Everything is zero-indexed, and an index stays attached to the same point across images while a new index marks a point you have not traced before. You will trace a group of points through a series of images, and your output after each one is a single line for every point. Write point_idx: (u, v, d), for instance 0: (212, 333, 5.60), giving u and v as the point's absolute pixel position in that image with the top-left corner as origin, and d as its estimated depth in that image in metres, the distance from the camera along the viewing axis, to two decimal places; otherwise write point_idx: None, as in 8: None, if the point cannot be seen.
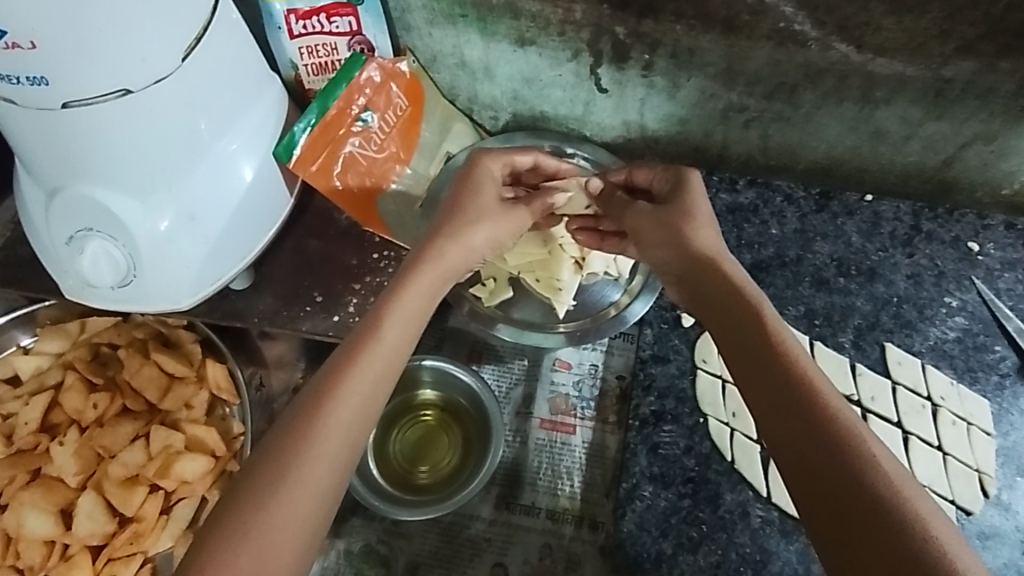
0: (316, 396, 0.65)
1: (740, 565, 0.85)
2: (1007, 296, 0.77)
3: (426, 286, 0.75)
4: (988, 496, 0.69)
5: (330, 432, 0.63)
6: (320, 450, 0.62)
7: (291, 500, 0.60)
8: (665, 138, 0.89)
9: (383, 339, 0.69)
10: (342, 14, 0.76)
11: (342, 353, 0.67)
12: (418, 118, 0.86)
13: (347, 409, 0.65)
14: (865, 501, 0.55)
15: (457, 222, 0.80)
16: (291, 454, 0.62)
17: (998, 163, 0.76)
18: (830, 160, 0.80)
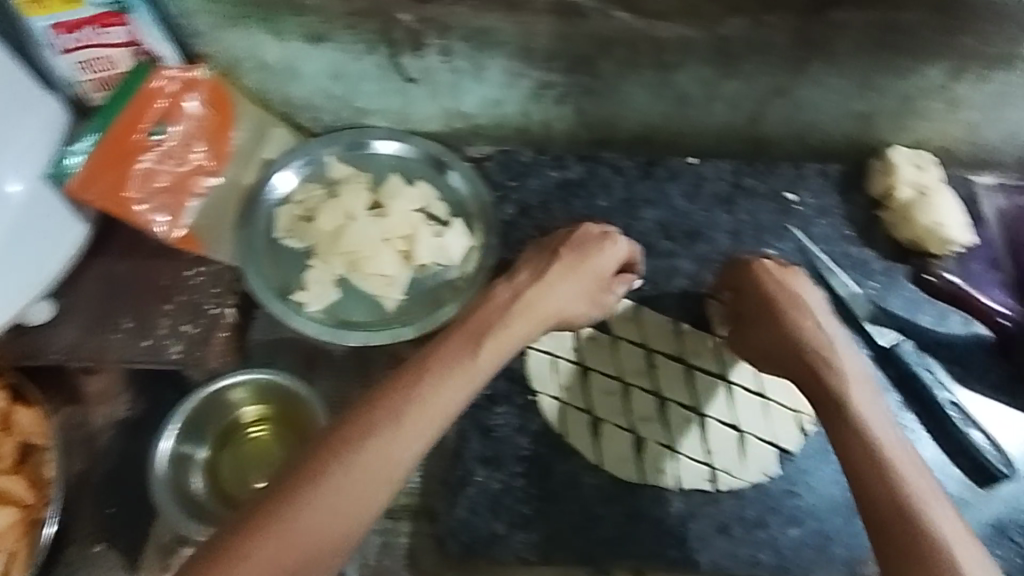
0: (420, 412, 0.50)
1: (571, 536, 0.64)
2: (822, 242, 0.81)
3: (504, 351, 0.55)
4: (808, 436, 0.67)
5: (352, 476, 0.47)
6: (356, 487, 0.46)
7: (297, 534, 0.44)
8: (488, 125, 0.84)
9: (474, 362, 0.53)
10: (116, 24, 0.66)
11: (430, 361, 0.52)
12: (227, 125, 0.75)
13: (401, 436, 0.48)
14: (872, 450, 0.50)
15: (553, 287, 0.60)
16: (304, 484, 0.46)
17: (800, 116, 0.80)
18: (645, 125, 0.82)
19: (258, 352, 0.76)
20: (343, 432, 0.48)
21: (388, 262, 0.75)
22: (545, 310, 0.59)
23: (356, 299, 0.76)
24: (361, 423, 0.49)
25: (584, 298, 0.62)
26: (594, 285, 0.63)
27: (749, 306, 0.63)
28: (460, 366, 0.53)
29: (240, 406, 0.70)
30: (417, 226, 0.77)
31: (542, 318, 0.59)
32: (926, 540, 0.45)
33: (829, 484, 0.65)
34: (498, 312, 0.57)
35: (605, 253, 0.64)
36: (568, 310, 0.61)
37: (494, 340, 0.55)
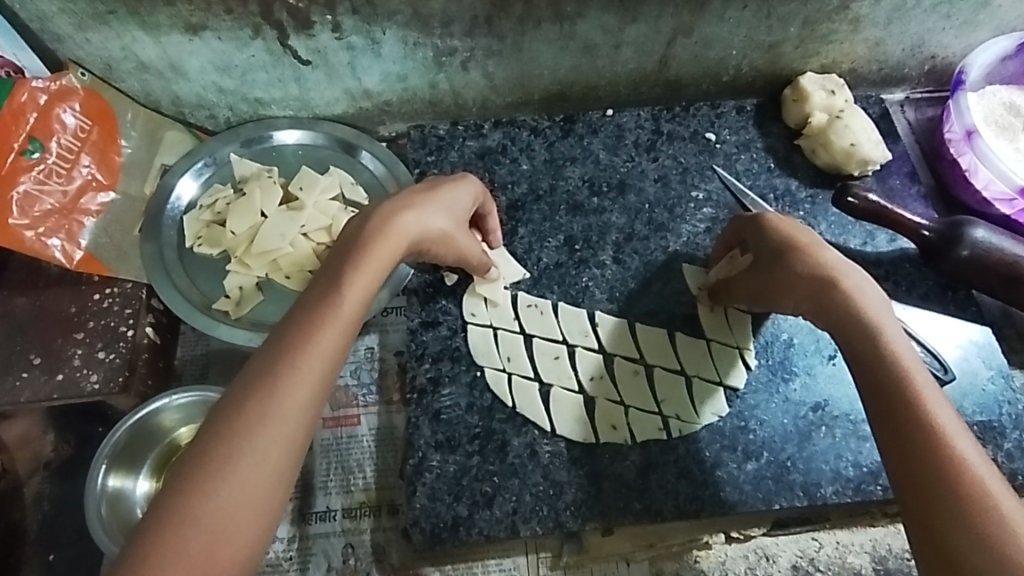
0: (309, 386, 0.44)
1: (536, 507, 0.62)
2: (745, 177, 0.81)
3: (377, 281, 0.50)
4: (752, 369, 0.69)
5: (245, 476, 0.41)
6: (249, 484, 0.41)
7: (190, 552, 0.38)
8: (396, 102, 0.80)
9: (346, 314, 0.47)
10: None
11: (306, 326, 0.46)
12: (113, 135, 0.72)
13: (284, 417, 0.42)
14: (895, 374, 0.48)
15: (410, 206, 0.55)
16: (187, 495, 0.40)
17: (709, 53, 0.79)
18: (557, 81, 0.80)
19: (188, 372, 0.72)
20: (230, 418, 0.42)
21: (309, 255, 0.72)
22: (406, 227, 0.53)
23: (282, 299, 0.72)
24: (245, 417, 0.42)
25: (444, 222, 0.58)
26: (451, 210, 0.59)
27: (756, 237, 0.62)
28: (333, 314, 0.46)
29: (173, 429, 0.67)
30: (336, 216, 0.74)
31: (405, 236, 0.53)
32: (951, 467, 0.43)
33: (779, 415, 0.66)
34: (359, 242, 0.51)
35: (459, 187, 0.61)
36: (427, 229, 0.55)
37: (363, 280, 0.49)
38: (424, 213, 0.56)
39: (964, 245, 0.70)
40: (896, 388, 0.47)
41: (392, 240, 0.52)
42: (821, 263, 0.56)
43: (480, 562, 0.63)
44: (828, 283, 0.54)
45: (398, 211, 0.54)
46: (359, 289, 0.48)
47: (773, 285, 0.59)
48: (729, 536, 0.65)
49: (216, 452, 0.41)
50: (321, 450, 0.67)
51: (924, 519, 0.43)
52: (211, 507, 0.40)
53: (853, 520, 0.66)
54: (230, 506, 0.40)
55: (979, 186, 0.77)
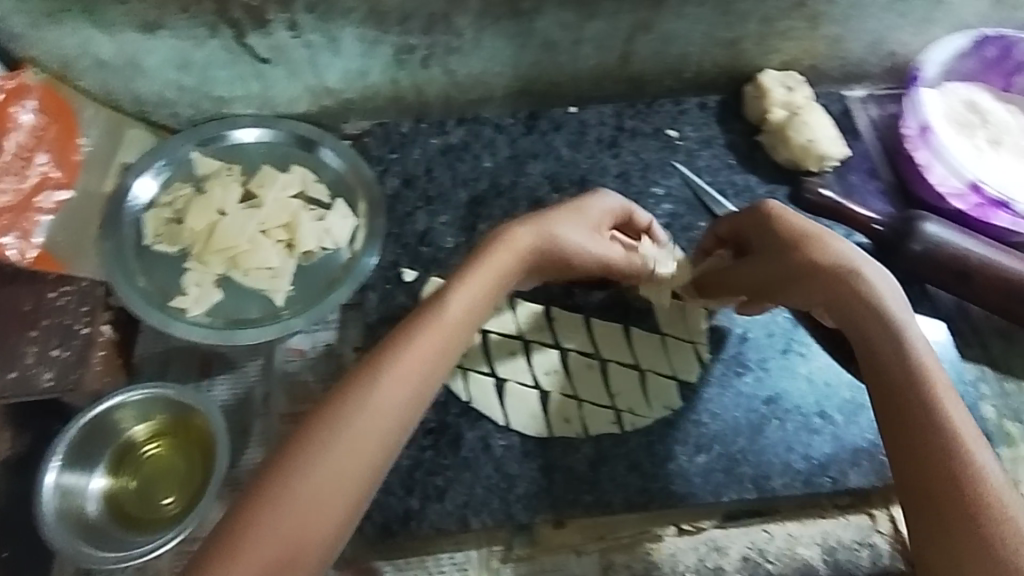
0: (396, 392, 0.51)
1: (487, 499, 0.63)
2: (706, 173, 0.81)
3: (482, 297, 0.57)
4: (707, 363, 0.69)
5: (330, 469, 0.48)
6: (334, 476, 0.48)
7: (280, 531, 0.46)
8: (359, 99, 0.81)
9: (446, 316, 0.55)
10: None
11: (399, 337, 0.53)
12: (71, 134, 0.72)
13: (376, 409, 0.50)
14: (911, 375, 0.49)
15: (523, 222, 0.61)
16: (278, 482, 0.47)
17: (669, 50, 0.80)
18: (520, 79, 0.81)
19: (148, 367, 0.72)
20: (331, 408, 0.50)
21: (269, 252, 0.73)
22: (519, 243, 0.60)
23: (240, 296, 0.72)
24: (336, 416, 0.49)
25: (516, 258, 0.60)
26: (499, 264, 0.58)
27: (762, 231, 0.61)
28: (431, 321, 0.54)
29: (127, 427, 0.67)
30: (296, 213, 0.75)
31: (517, 253, 0.59)
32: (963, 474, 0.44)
33: (732, 408, 0.67)
34: (475, 258, 0.59)
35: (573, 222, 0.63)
36: (552, 240, 0.61)
37: (462, 296, 0.56)
38: (551, 231, 0.61)
39: (916, 240, 0.71)
40: (912, 391, 0.48)
41: (502, 255, 0.59)
42: (832, 258, 0.56)
43: (432, 556, 0.63)
44: (846, 278, 0.55)
45: (506, 229, 0.60)
46: (461, 302, 0.56)
47: (782, 280, 0.58)
48: (680, 528, 0.65)
49: (306, 447, 0.48)
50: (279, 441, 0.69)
51: (930, 525, 0.44)
52: (308, 484, 0.47)
53: (804, 512, 0.66)
54: (324, 485, 0.47)
55: (934, 182, 0.78)
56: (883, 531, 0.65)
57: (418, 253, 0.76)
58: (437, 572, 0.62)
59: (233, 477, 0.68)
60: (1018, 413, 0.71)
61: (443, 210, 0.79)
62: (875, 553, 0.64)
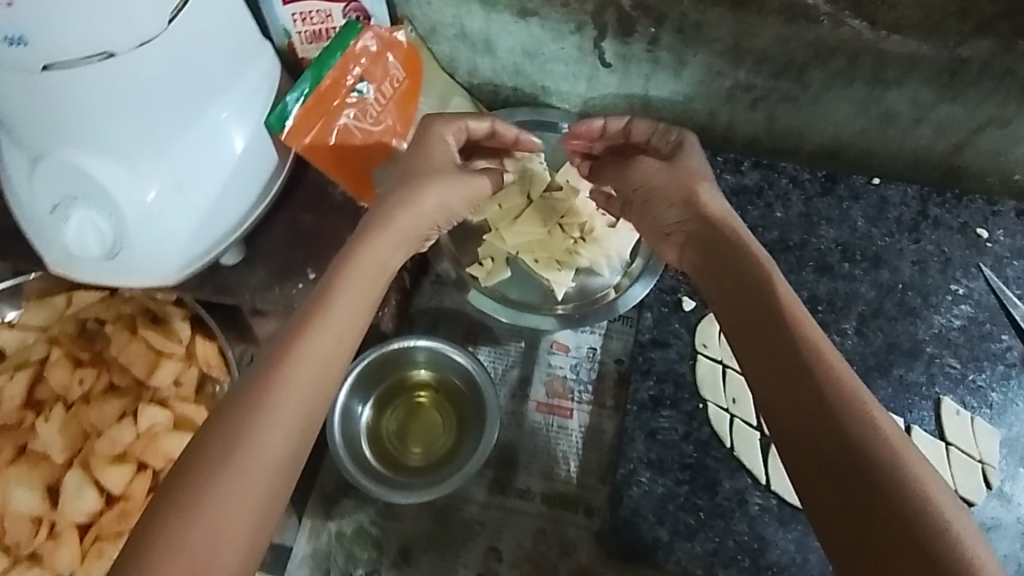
0: (347, 310, 0.52)
1: (737, 555, 0.62)
2: (1015, 285, 0.76)
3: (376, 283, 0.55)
4: (991, 488, 0.68)
5: (304, 388, 0.48)
6: (281, 405, 0.47)
7: (233, 483, 0.44)
8: (669, 120, 0.82)
9: (333, 314, 0.51)
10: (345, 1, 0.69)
11: (349, 251, 0.55)
12: (417, 90, 0.76)
13: (316, 362, 0.49)
14: (848, 443, 0.42)
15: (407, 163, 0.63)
16: (225, 444, 0.45)
17: (1012, 150, 0.75)
18: (839, 139, 0.79)
19: (420, 320, 0.77)
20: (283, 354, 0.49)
21: (561, 247, 0.74)
22: (424, 206, 0.59)
23: (527, 280, 0.75)
24: (291, 349, 0.49)
25: (454, 183, 0.61)
26: (442, 177, 0.60)
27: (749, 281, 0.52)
28: (383, 225, 0.57)
29: (415, 367, 0.71)
30: (592, 216, 0.74)
31: (419, 212, 0.59)
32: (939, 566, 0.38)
33: (1014, 542, 0.67)
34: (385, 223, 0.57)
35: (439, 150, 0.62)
36: (448, 204, 0.61)
37: (353, 289, 0.53)
38: (438, 184, 0.60)
39: None
40: (848, 471, 0.42)
41: (412, 216, 0.59)
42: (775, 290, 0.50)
43: None
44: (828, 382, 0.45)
45: (423, 178, 0.60)
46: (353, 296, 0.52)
47: (750, 297, 0.51)
48: None
49: (224, 432, 0.45)
50: (532, 430, 0.70)
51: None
52: (284, 405, 0.47)
53: None
54: (286, 418, 0.47)
55: None
56: None
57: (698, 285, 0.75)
58: None
59: None
60: None
61: None
62: None
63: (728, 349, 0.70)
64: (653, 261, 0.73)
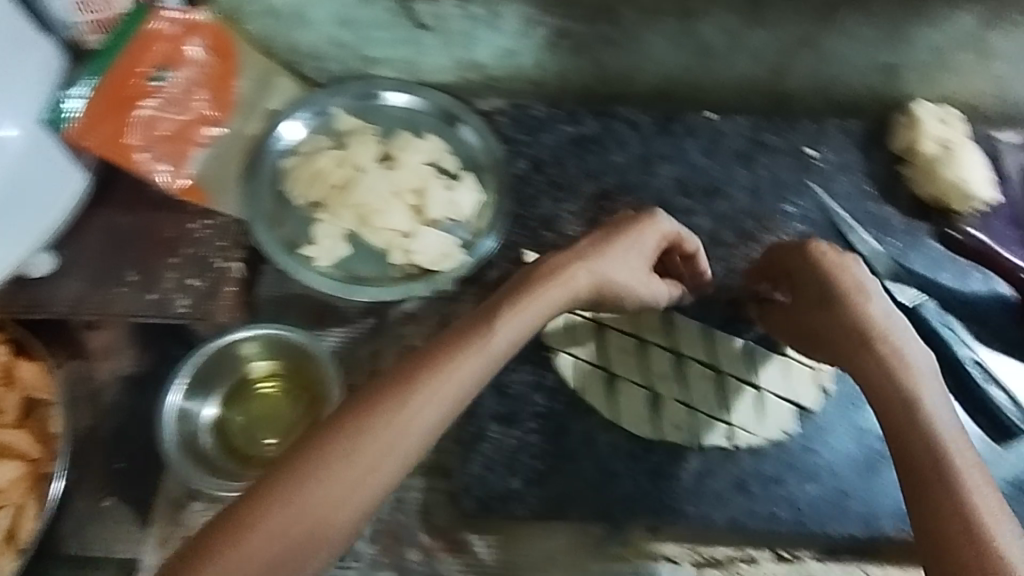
0: (511, 337, 0.50)
1: (587, 492, 0.63)
2: (842, 199, 0.79)
3: (526, 325, 0.52)
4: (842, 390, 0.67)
5: (414, 429, 0.46)
6: (401, 426, 0.46)
7: (334, 490, 0.43)
8: (501, 77, 0.81)
9: (490, 344, 0.50)
10: None
11: (520, 285, 0.52)
12: (230, 73, 0.74)
13: (422, 407, 0.47)
14: (922, 433, 0.47)
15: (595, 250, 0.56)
16: (340, 445, 0.45)
17: (827, 70, 0.77)
18: (666, 78, 0.79)
19: (265, 310, 0.74)
20: (406, 379, 0.47)
21: (397, 215, 0.73)
22: (576, 277, 0.54)
23: (366, 254, 0.73)
24: (433, 368, 0.48)
25: (637, 270, 0.58)
26: (640, 253, 0.58)
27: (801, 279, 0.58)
28: (554, 277, 0.53)
29: (250, 360, 0.69)
30: (427, 180, 0.75)
31: (575, 286, 0.54)
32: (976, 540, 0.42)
33: (856, 441, 0.65)
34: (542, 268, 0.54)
35: (646, 229, 0.59)
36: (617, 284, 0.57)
37: (512, 318, 0.51)
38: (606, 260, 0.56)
39: None
40: (921, 450, 0.46)
41: (569, 258, 0.55)
42: (868, 323, 0.54)
43: (523, 541, 0.63)
44: (864, 343, 0.53)
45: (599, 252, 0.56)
46: (508, 328, 0.51)
47: (834, 342, 0.56)
48: (778, 555, 0.63)
49: (348, 432, 0.45)
50: None
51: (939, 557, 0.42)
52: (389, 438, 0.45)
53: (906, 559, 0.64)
54: (386, 448, 0.45)
55: None
56: None
57: (539, 237, 0.76)
58: (528, 556, 0.63)
59: None
60: None
61: (568, 199, 0.78)
62: None
63: None
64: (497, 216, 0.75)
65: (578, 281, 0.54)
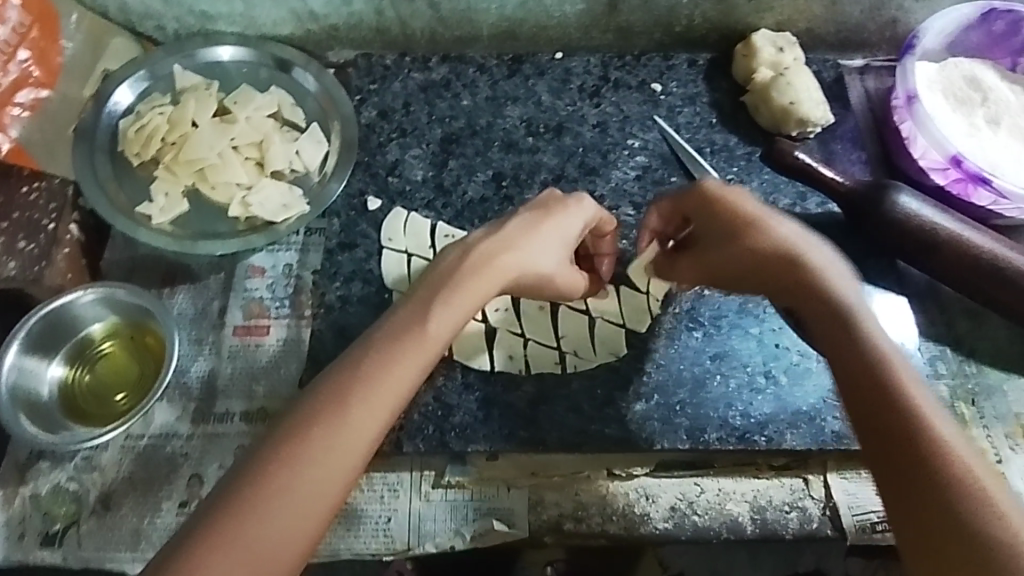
0: (446, 332, 0.52)
1: (423, 425, 0.64)
2: (686, 130, 0.80)
3: (463, 320, 0.53)
4: (672, 311, 0.69)
5: (351, 442, 0.47)
6: (342, 442, 0.46)
7: (279, 518, 0.44)
8: (343, 27, 0.81)
9: (423, 342, 0.51)
10: None
11: (445, 283, 0.54)
12: (54, 36, 0.72)
13: (358, 424, 0.47)
14: (870, 384, 0.47)
15: (513, 244, 0.57)
16: (280, 470, 0.45)
17: (659, 1, 0.79)
18: (506, 19, 0.80)
19: (113, 272, 0.74)
20: (326, 398, 0.48)
21: (236, 168, 0.73)
22: (503, 268, 0.56)
23: (207, 209, 0.73)
24: (361, 381, 0.48)
25: (560, 255, 0.60)
26: (563, 242, 0.60)
27: (702, 216, 0.60)
28: (480, 270, 0.55)
29: (90, 321, 0.69)
30: (269, 133, 0.76)
31: (502, 275, 0.56)
32: (946, 484, 0.42)
33: (677, 361, 0.67)
34: (456, 273, 0.55)
35: (571, 212, 0.61)
36: (531, 268, 0.58)
37: (445, 316, 0.52)
38: (518, 245, 0.57)
39: (885, 208, 0.69)
40: (875, 400, 0.46)
41: (501, 247, 0.57)
42: (773, 243, 0.55)
43: (367, 475, 0.65)
44: (787, 265, 0.54)
45: (514, 243, 0.57)
46: (438, 325, 0.52)
47: (740, 276, 0.57)
48: (612, 473, 0.66)
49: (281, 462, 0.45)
50: (231, 354, 0.70)
51: (913, 503, 0.43)
52: (323, 459, 0.46)
53: (739, 469, 0.66)
54: (325, 470, 0.46)
55: (916, 155, 0.77)
56: (816, 497, 0.65)
57: (386, 184, 0.76)
58: (369, 490, 0.65)
59: (182, 382, 0.69)
60: (974, 396, 0.71)
61: (415, 143, 0.78)
62: (804, 516, 0.65)
63: (412, 239, 0.73)
64: (343, 162, 0.75)
65: (506, 270, 0.56)
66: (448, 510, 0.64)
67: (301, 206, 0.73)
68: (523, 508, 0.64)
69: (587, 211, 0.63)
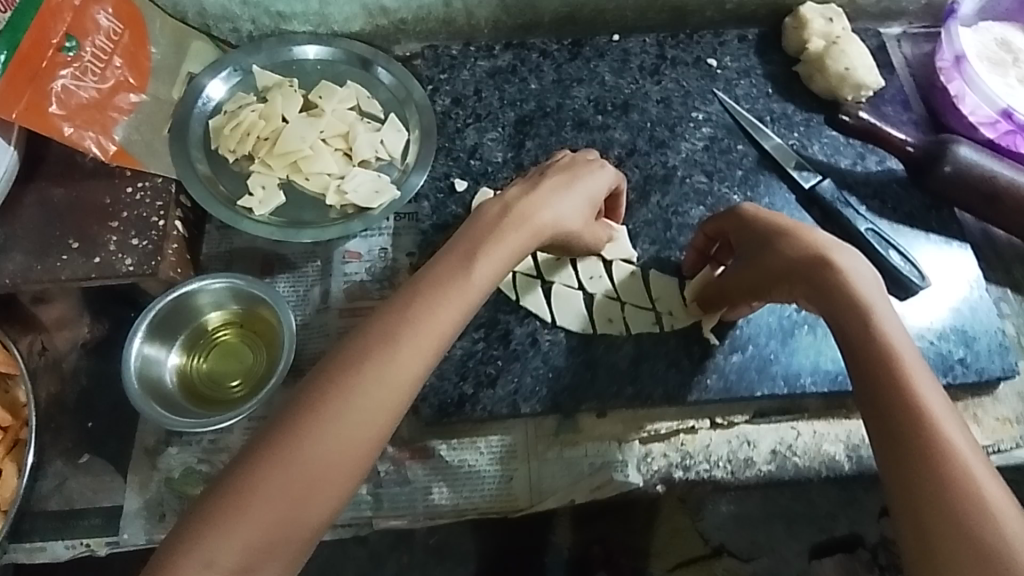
0: (484, 284, 0.53)
1: (536, 387, 0.68)
2: (745, 101, 0.84)
3: (467, 297, 0.53)
4: None
5: (344, 418, 0.47)
6: (391, 384, 0.49)
7: (266, 493, 0.45)
8: (411, 20, 0.84)
9: (420, 320, 0.50)
10: None
11: (479, 239, 0.55)
12: (142, 41, 0.76)
13: (354, 399, 0.48)
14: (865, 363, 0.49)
15: (545, 199, 0.60)
16: (283, 443, 0.46)
17: None
18: (568, 4, 0.84)
19: (213, 265, 0.77)
20: (329, 375, 0.49)
21: (326, 158, 0.77)
22: (535, 224, 0.58)
23: (302, 200, 0.77)
24: (355, 360, 0.49)
25: (585, 211, 0.63)
26: (588, 198, 0.63)
27: (739, 235, 0.62)
28: (508, 226, 0.56)
29: (207, 311, 0.72)
30: (353, 124, 0.79)
31: (535, 231, 0.58)
32: (927, 452, 0.44)
33: (766, 314, 0.71)
34: (476, 243, 0.55)
35: (594, 173, 0.65)
36: (562, 223, 0.60)
37: (444, 299, 0.52)
38: (550, 200, 0.60)
39: (947, 161, 0.75)
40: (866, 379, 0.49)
41: (516, 216, 0.57)
42: (794, 250, 0.56)
43: (483, 438, 0.69)
44: (810, 269, 0.55)
45: (534, 205, 0.59)
46: (433, 303, 0.51)
47: (771, 279, 0.58)
48: (714, 422, 0.69)
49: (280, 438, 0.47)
50: (338, 335, 0.73)
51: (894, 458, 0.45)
52: (320, 438, 0.47)
53: (831, 412, 0.70)
54: (322, 448, 0.47)
55: (967, 111, 0.81)
56: None
57: (469, 166, 0.79)
58: (488, 453, 0.68)
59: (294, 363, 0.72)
60: None
61: (490, 127, 0.82)
62: None
63: None
64: (425, 150, 0.78)
65: (542, 226, 0.58)
66: (565, 466, 0.68)
67: (394, 190, 0.76)
68: (636, 460, 0.68)
69: (608, 174, 0.66)
